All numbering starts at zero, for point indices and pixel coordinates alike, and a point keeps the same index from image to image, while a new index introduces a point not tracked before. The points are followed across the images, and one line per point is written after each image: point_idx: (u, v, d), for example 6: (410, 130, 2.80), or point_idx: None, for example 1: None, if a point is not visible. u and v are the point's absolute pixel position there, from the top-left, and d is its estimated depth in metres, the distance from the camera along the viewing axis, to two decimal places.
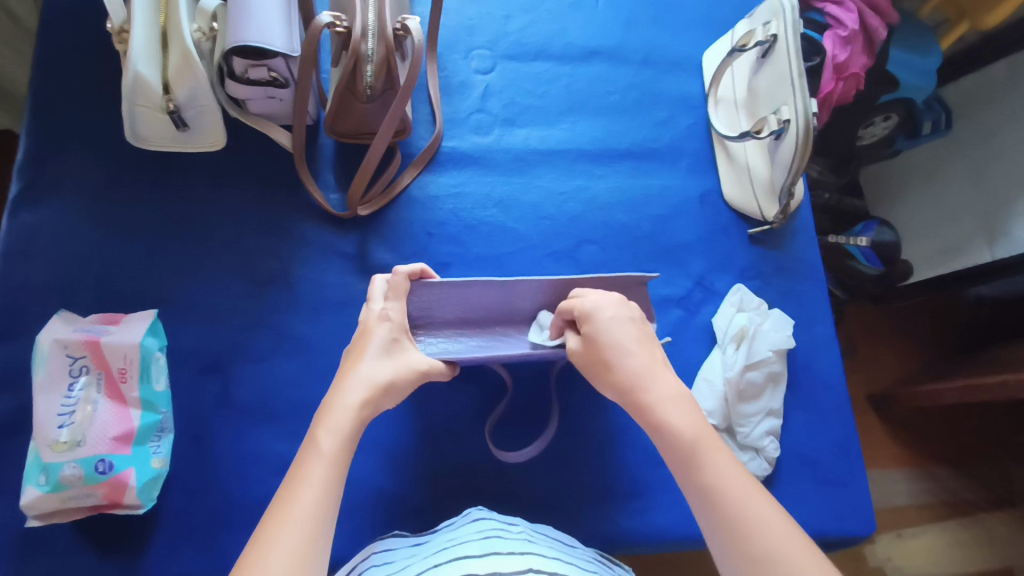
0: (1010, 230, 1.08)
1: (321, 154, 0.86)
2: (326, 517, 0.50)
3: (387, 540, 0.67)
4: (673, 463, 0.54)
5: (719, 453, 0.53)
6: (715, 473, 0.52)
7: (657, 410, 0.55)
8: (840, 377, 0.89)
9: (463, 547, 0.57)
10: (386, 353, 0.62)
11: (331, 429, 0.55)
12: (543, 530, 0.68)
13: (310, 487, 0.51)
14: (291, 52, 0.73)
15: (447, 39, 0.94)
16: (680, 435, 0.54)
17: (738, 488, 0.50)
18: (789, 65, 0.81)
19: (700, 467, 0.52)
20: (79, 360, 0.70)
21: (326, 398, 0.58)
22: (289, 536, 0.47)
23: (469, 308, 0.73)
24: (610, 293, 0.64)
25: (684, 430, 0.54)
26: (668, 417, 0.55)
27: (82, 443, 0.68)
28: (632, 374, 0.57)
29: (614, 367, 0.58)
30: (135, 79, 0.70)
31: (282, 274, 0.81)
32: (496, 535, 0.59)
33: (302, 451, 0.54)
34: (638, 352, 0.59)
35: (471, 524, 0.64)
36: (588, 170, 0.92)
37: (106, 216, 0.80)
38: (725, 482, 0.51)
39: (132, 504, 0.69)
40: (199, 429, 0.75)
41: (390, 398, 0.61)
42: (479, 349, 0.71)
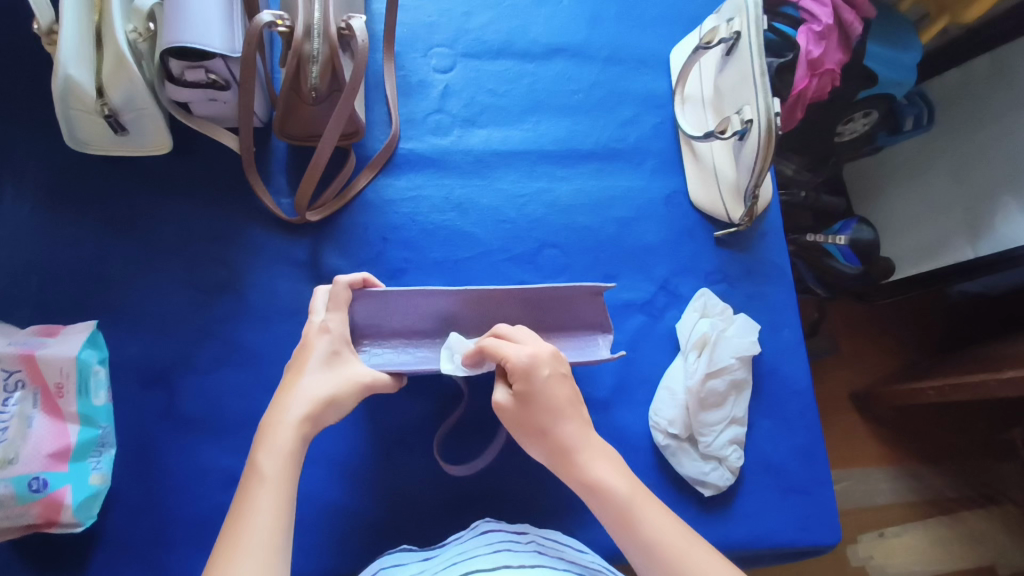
0: (993, 226, 1.06)
1: (273, 157, 0.83)
2: (279, 545, 0.48)
3: (396, 555, 0.66)
4: (610, 522, 0.58)
5: (652, 508, 0.57)
6: (652, 526, 0.56)
7: (589, 468, 0.59)
8: (807, 382, 0.87)
9: (473, 562, 0.57)
10: (327, 364, 0.60)
11: (272, 451, 0.53)
12: (550, 536, 0.67)
13: (259, 513, 0.49)
14: (232, 52, 0.70)
15: (406, 38, 0.91)
16: (615, 493, 0.57)
17: (672, 540, 0.55)
18: (751, 63, 0.79)
19: (635, 524, 0.56)
20: (13, 374, 0.67)
21: (265, 417, 0.56)
22: (243, 567, 0.45)
23: (418, 317, 0.70)
24: (535, 339, 0.63)
25: (618, 488, 0.58)
26: (599, 475, 0.58)
27: (15, 461, 0.65)
28: (569, 440, 0.60)
29: (551, 433, 0.60)
30: (65, 82, 0.68)
31: (231, 282, 0.79)
32: (505, 549, 0.58)
33: (244, 476, 0.52)
34: (572, 417, 0.60)
35: (478, 538, 0.64)
36: (551, 172, 0.90)
37: (49, 223, 0.77)
38: (656, 537, 0.55)
39: (68, 522, 0.67)
40: (143, 443, 0.73)
41: (334, 412, 0.58)
42: (424, 359, 0.68)
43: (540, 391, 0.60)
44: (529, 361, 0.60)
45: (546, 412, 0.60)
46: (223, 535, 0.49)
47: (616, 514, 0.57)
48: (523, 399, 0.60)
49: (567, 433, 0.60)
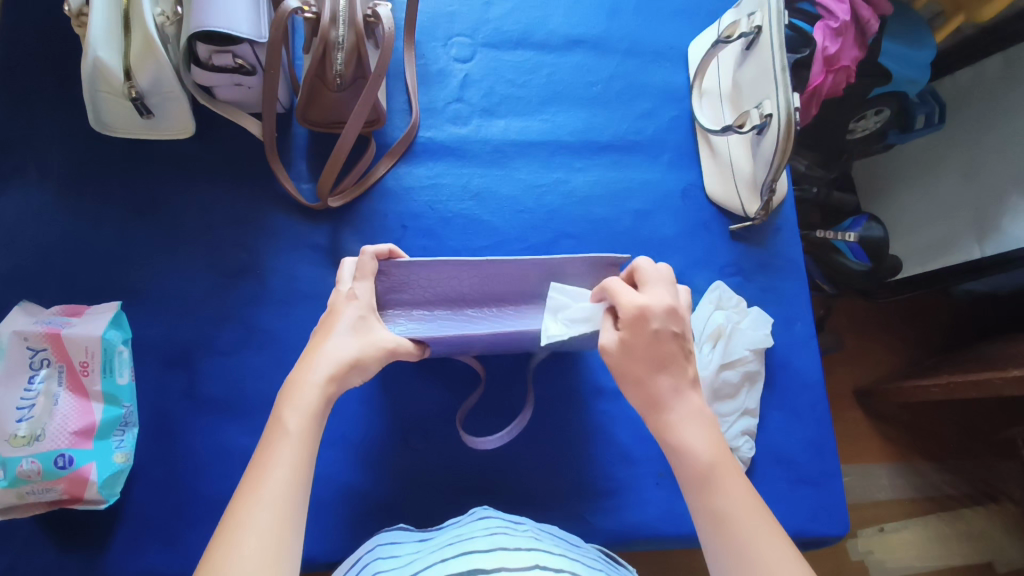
0: (1001, 226, 1.07)
1: (294, 143, 0.84)
2: (298, 502, 0.48)
3: (392, 533, 0.66)
4: (685, 479, 0.53)
5: (732, 480, 0.52)
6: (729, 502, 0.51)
7: (676, 430, 0.54)
8: (818, 376, 0.88)
9: (469, 542, 0.56)
10: (354, 329, 0.59)
11: (298, 408, 0.52)
12: (548, 529, 0.66)
13: (279, 469, 0.48)
14: (259, 37, 0.71)
15: (426, 27, 0.91)
16: (696, 458, 0.53)
17: (750, 522, 0.50)
18: (772, 57, 0.79)
19: (713, 492, 0.51)
20: (39, 352, 0.69)
21: (291, 374, 0.55)
22: (261, 518, 0.45)
23: (440, 289, 0.71)
24: (664, 291, 0.58)
25: (698, 452, 0.53)
26: (682, 440, 0.53)
27: (41, 438, 0.66)
28: (662, 392, 0.55)
29: (646, 382, 0.55)
30: (95, 65, 0.69)
31: (251, 265, 0.79)
32: (501, 532, 0.58)
33: (268, 430, 0.51)
34: (675, 371, 0.55)
35: (475, 522, 0.63)
36: (568, 163, 0.90)
37: (73, 205, 0.78)
38: (734, 510, 0.50)
39: (93, 499, 0.68)
40: (164, 422, 0.74)
41: (358, 374, 0.57)
42: (448, 327, 0.69)
43: (649, 342, 0.55)
44: (640, 309, 0.55)
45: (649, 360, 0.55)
46: (243, 486, 0.48)
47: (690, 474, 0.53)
48: (625, 343, 0.55)
49: (664, 391, 0.55)
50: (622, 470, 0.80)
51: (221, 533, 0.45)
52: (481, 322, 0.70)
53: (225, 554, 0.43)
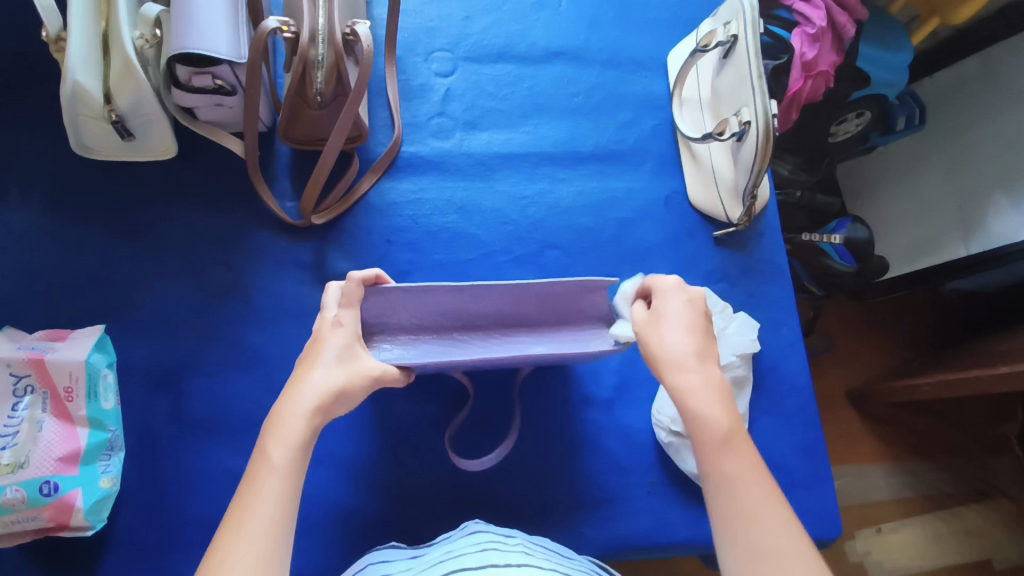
0: (986, 224, 1.08)
1: (277, 161, 0.84)
2: (282, 536, 0.48)
3: (383, 551, 0.66)
4: (701, 445, 0.54)
5: (748, 450, 0.53)
6: (739, 470, 0.52)
7: (690, 395, 0.55)
8: (805, 379, 0.88)
9: (459, 559, 0.55)
10: (339, 359, 0.58)
11: (283, 442, 0.52)
12: (540, 542, 0.67)
13: (264, 505, 0.48)
14: (238, 58, 0.72)
15: (406, 43, 0.92)
16: (713, 422, 0.54)
17: (755, 497, 0.51)
18: (748, 65, 0.80)
19: (724, 457, 0.53)
20: (23, 379, 0.68)
21: (276, 406, 0.54)
22: (246, 556, 0.45)
23: (427, 313, 0.71)
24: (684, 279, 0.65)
25: (716, 420, 0.54)
26: (699, 404, 0.55)
27: (25, 465, 0.65)
28: (680, 352, 0.58)
29: (661, 342, 0.59)
30: (73, 90, 0.69)
31: (237, 285, 0.79)
32: (493, 547, 0.57)
33: (252, 463, 0.51)
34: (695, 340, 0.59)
35: (467, 537, 0.62)
36: (551, 174, 0.91)
37: (56, 229, 0.78)
38: (740, 476, 0.52)
39: (79, 526, 0.67)
40: (151, 444, 0.73)
41: (344, 405, 0.57)
42: (433, 354, 0.68)
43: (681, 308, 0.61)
44: (680, 284, 0.64)
45: (669, 325, 0.60)
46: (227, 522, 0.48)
47: (707, 442, 0.54)
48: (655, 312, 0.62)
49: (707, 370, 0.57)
50: (613, 480, 0.80)
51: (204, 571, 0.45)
52: (468, 347, 0.70)
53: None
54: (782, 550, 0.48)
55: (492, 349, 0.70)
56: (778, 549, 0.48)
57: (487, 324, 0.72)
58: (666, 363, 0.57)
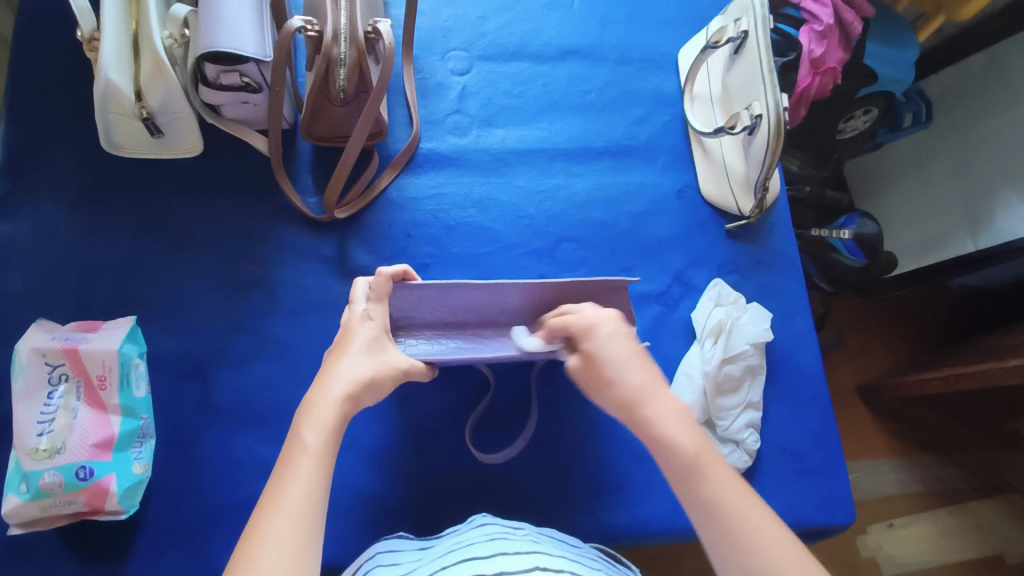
0: (993, 220, 1.09)
1: (299, 158, 0.86)
2: (316, 515, 0.49)
3: (392, 541, 0.67)
4: (672, 475, 0.55)
5: (719, 469, 0.54)
6: (718, 490, 0.53)
7: (656, 424, 0.57)
8: (817, 368, 0.90)
9: (471, 548, 0.56)
10: (368, 350, 0.60)
11: (316, 426, 0.54)
12: (547, 532, 0.67)
13: (297, 484, 0.50)
14: (264, 56, 0.74)
15: (423, 42, 0.94)
16: (682, 450, 0.55)
17: (743, 511, 0.52)
18: (758, 60, 0.82)
19: (701, 481, 0.54)
20: (58, 368, 0.70)
21: (308, 393, 0.57)
22: (280, 529, 0.47)
23: (451, 310, 0.72)
24: (600, 310, 0.66)
25: (685, 444, 0.55)
26: (666, 433, 0.56)
27: (62, 451, 0.68)
28: (634, 388, 0.59)
29: (614, 383, 0.60)
30: (106, 87, 0.72)
31: (261, 278, 0.81)
32: (500, 537, 0.58)
33: (287, 444, 0.53)
34: (639, 368, 0.61)
35: (475, 529, 0.63)
36: (566, 169, 0.93)
37: (87, 223, 0.80)
38: (721, 497, 0.53)
39: (113, 510, 0.69)
40: (180, 432, 0.75)
41: (372, 395, 0.59)
42: (456, 348, 0.71)
43: (603, 348, 0.62)
44: (589, 326, 0.64)
45: (605, 364, 0.61)
46: (264, 500, 0.50)
47: (678, 469, 0.55)
48: (586, 356, 0.63)
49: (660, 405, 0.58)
50: (630, 467, 0.81)
51: (244, 544, 0.46)
52: (489, 343, 0.72)
53: (249, 565, 0.45)
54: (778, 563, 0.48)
55: (508, 345, 0.72)
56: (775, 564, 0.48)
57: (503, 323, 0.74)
58: (624, 401, 0.59)
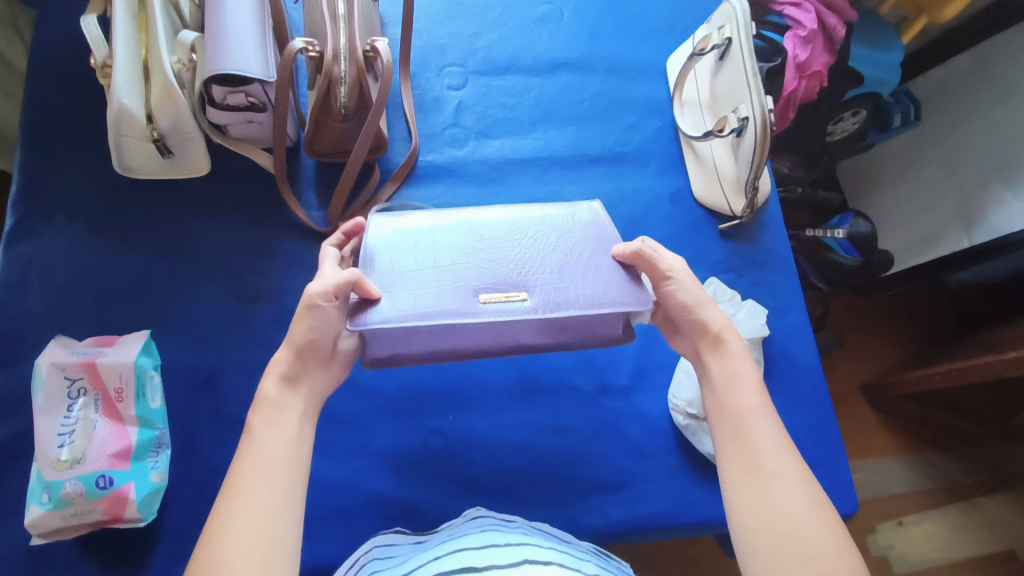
0: (985, 216, 1.11)
1: (304, 174, 0.90)
2: (288, 499, 0.51)
3: (390, 536, 0.70)
4: (723, 416, 0.59)
5: (771, 426, 0.57)
6: (759, 439, 0.56)
7: (726, 368, 0.62)
8: (815, 362, 0.92)
9: (461, 539, 0.58)
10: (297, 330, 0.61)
11: (266, 407, 0.56)
12: (541, 527, 0.70)
13: (254, 464, 0.52)
14: (268, 77, 0.77)
15: (420, 59, 0.98)
16: (735, 401, 0.59)
17: (777, 460, 0.55)
18: (743, 65, 0.85)
19: (745, 427, 0.58)
20: (76, 382, 0.73)
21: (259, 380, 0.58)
22: (247, 504, 0.49)
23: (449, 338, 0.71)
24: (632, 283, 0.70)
25: (743, 398, 0.59)
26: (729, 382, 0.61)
27: (82, 461, 0.70)
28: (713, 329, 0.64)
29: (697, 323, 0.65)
30: (119, 110, 0.75)
31: (270, 290, 0.84)
32: (492, 530, 0.60)
33: (242, 440, 0.54)
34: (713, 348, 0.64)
35: (469, 523, 0.66)
36: (562, 176, 0.96)
37: (102, 243, 0.83)
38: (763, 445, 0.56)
39: (132, 518, 0.71)
40: (195, 442, 0.77)
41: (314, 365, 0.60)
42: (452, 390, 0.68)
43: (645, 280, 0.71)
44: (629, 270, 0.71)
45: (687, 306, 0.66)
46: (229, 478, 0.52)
47: (732, 414, 0.59)
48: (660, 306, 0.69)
49: (725, 344, 0.63)
50: (634, 464, 0.83)
51: (209, 534, 0.48)
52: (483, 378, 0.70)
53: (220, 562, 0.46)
54: (791, 507, 0.52)
55: None
56: (787, 511, 0.52)
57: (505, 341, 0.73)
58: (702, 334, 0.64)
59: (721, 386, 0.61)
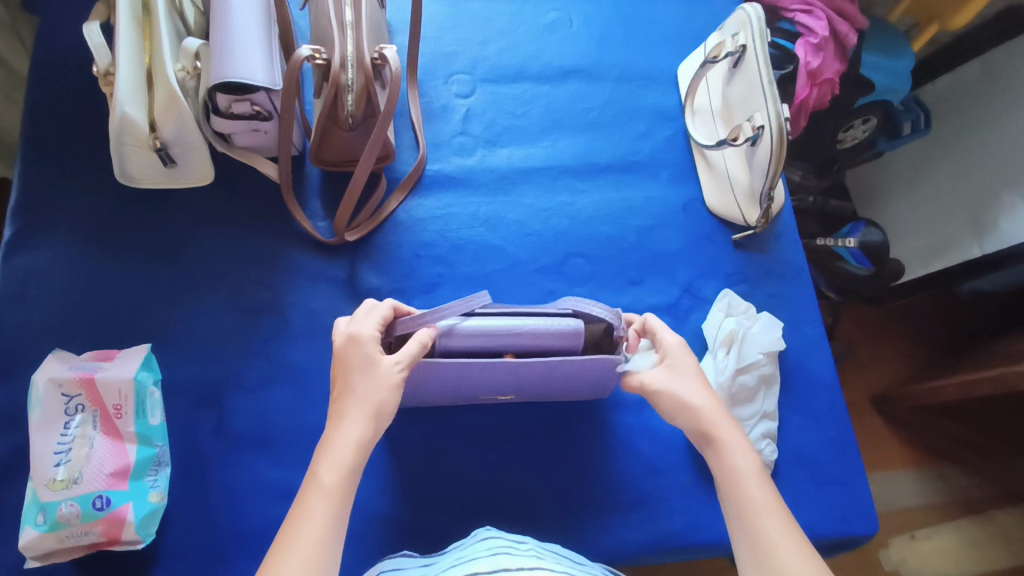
0: (997, 225, 1.09)
1: (309, 183, 0.88)
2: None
3: (398, 559, 0.66)
4: (733, 513, 0.58)
5: (779, 519, 0.56)
6: (772, 535, 0.54)
7: (729, 460, 0.60)
8: (832, 376, 0.89)
9: (474, 562, 0.55)
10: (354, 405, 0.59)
11: (332, 465, 0.55)
12: (552, 547, 0.66)
13: (304, 533, 0.51)
14: (274, 85, 0.75)
15: (427, 67, 0.96)
16: (746, 495, 0.57)
17: (792, 555, 0.53)
18: (758, 72, 0.83)
19: (756, 523, 0.56)
20: (74, 399, 0.71)
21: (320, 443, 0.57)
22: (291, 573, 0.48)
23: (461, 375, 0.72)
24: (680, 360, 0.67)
25: (750, 489, 0.58)
26: (736, 473, 0.59)
27: (79, 481, 0.68)
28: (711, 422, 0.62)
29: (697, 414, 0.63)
30: (122, 119, 0.73)
31: (273, 303, 0.82)
32: (504, 552, 0.57)
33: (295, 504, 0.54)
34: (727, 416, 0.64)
35: (479, 543, 0.63)
36: (571, 186, 0.94)
37: (101, 254, 0.81)
38: (777, 540, 0.54)
39: (130, 540, 0.69)
40: (196, 460, 0.75)
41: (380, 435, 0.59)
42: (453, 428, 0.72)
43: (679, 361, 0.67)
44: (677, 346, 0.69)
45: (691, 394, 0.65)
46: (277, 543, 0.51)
47: (741, 509, 0.57)
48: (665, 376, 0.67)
49: (724, 437, 0.62)
50: (647, 482, 0.81)
51: None
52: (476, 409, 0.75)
53: None
54: None
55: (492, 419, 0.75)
56: None
57: (514, 382, 0.74)
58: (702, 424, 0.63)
59: (729, 480, 0.59)
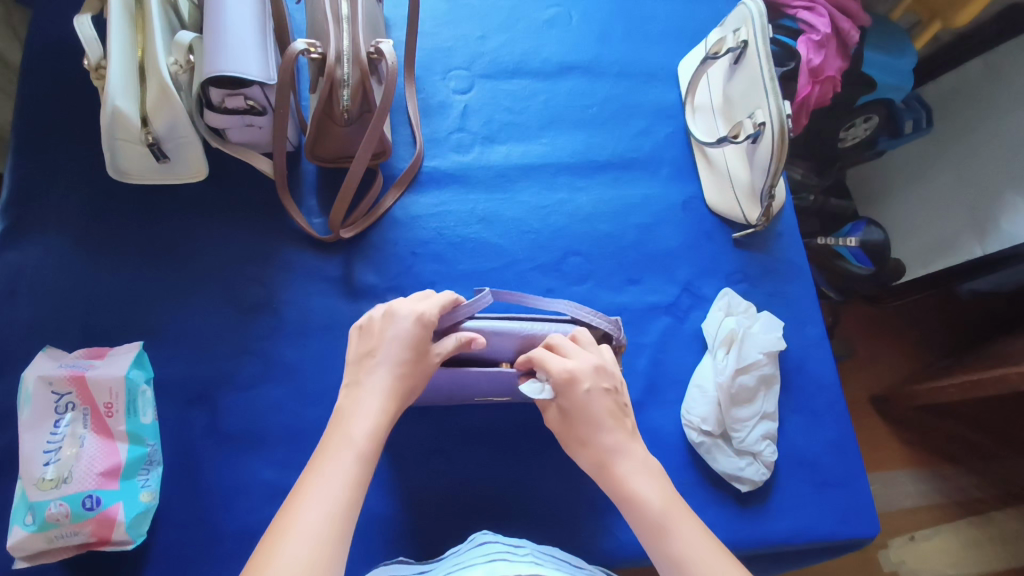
0: (999, 224, 1.08)
1: (304, 179, 0.87)
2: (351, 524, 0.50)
3: (392, 566, 0.66)
4: (641, 533, 0.57)
5: (687, 526, 0.56)
6: (679, 549, 0.55)
7: (626, 481, 0.59)
8: (832, 377, 0.88)
9: (469, 570, 0.54)
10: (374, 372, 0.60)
11: (363, 421, 0.56)
12: (550, 552, 0.66)
13: (331, 480, 0.51)
14: (269, 79, 0.74)
15: (425, 62, 0.95)
16: (648, 508, 0.57)
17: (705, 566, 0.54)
18: (759, 67, 0.82)
19: (667, 538, 0.56)
20: (64, 397, 0.70)
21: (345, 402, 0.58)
22: (317, 512, 0.49)
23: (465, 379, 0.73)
24: (588, 353, 0.64)
25: (652, 501, 0.58)
26: (634, 489, 0.58)
27: (68, 480, 0.67)
28: (607, 447, 0.60)
29: (590, 441, 0.61)
30: (113, 114, 0.72)
31: (268, 300, 0.81)
32: (500, 559, 0.56)
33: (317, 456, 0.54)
34: (614, 428, 0.61)
35: (476, 550, 0.62)
36: (570, 183, 0.93)
37: (93, 250, 0.80)
38: (689, 553, 0.55)
39: (120, 540, 0.68)
40: (188, 459, 0.74)
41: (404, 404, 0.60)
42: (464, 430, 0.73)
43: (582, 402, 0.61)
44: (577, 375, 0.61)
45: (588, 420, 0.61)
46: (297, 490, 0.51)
47: (649, 526, 0.57)
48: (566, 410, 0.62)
49: (606, 446, 0.60)
50: None
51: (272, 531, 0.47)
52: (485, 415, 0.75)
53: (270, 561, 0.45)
54: None
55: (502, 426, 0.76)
56: None
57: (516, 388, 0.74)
58: (582, 439, 0.62)
59: (627, 494, 0.59)
